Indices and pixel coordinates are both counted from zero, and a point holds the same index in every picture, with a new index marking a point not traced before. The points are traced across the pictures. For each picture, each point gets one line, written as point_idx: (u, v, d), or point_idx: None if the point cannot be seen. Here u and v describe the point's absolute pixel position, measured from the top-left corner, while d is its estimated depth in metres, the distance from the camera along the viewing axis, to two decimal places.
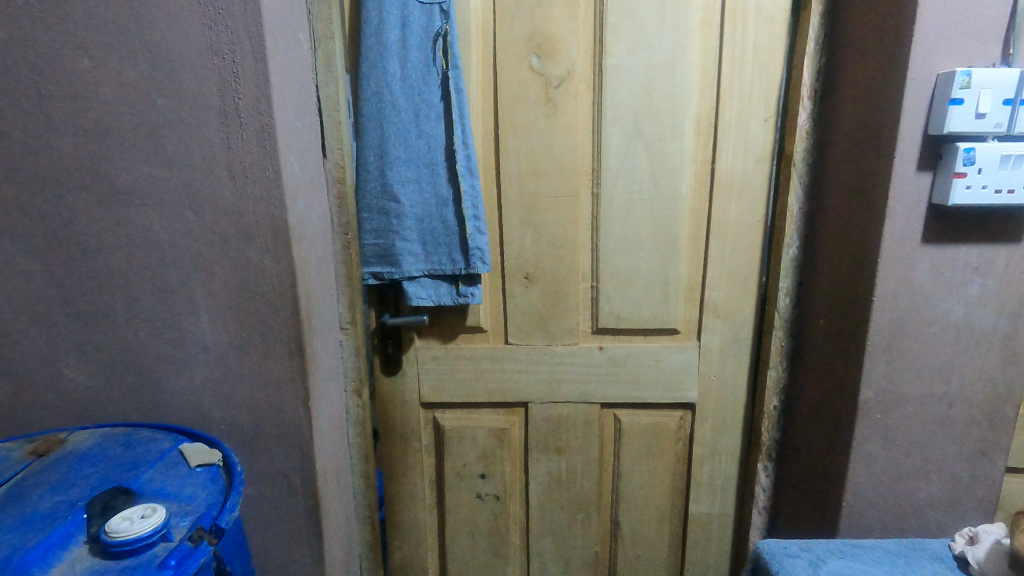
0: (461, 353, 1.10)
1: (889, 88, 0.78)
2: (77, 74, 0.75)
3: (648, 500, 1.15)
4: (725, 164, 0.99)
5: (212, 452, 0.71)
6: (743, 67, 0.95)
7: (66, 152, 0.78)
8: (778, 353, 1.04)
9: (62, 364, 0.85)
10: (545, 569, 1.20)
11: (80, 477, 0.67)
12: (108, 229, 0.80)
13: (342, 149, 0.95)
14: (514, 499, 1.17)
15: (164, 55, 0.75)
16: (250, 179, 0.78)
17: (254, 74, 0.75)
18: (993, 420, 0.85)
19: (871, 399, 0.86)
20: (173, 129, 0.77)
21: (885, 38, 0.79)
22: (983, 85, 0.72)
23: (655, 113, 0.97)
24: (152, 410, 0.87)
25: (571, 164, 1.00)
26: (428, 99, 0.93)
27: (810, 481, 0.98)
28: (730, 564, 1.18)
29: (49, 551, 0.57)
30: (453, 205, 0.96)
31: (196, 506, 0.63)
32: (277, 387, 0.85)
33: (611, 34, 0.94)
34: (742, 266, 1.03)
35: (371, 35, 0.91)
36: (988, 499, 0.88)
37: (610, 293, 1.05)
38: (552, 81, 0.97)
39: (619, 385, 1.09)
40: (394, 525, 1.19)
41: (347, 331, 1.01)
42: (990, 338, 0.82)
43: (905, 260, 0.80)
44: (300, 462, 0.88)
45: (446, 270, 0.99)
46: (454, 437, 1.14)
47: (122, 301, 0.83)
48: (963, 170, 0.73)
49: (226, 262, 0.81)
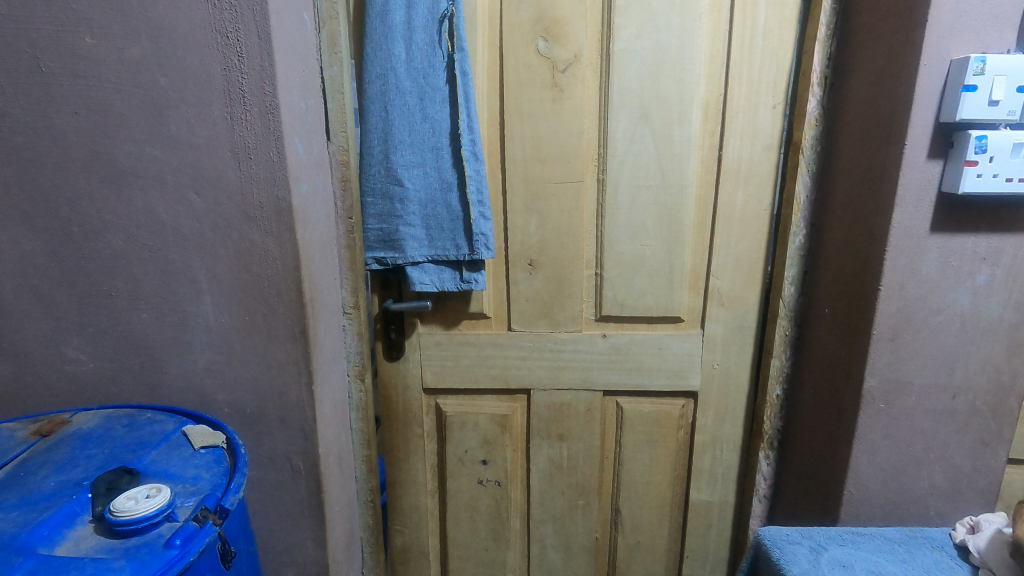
0: (464, 339, 1.09)
1: (902, 73, 0.77)
2: (79, 51, 0.74)
3: (649, 487, 1.16)
4: (733, 151, 0.98)
5: (215, 434, 0.71)
6: (752, 52, 0.94)
7: (67, 130, 0.77)
8: (783, 343, 1.04)
9: (65, 345, 0.85)
10: (545, 555, 1.21)
11: (85, 457, 0.67)
12: (110, 210, 0.80)
13: (346, 132, 0.94)
14: (515, 485, 1.18)
15: (166, 33, 0.74)
16: (254, 160, 0.77)
17: (258, 51, 0.74)
18: (997, 411, 0.85)
19: (874, 389, 0.86)
20: (176, 109, 0.76)
21: (898, 24, 0.78)
22: (998, 71, 0.71)
23: (663, 100, 0.96)
24: (157, 392, 0.87)
25: (577, 151, 0.99)
26: (433, 81, 0.92)
27: (812, 470, 0.99)
28: (729, 551, 1.19)
29: (54, 529, 0.57)
30: (458, 189, 0.95)
31: (200, 487, 0.63)
32: (280, 370, 0.86)
33: (619, 17, 0.93)
34: (748, 254, 1.03)
35: (375, 16, 0.90)
36: (989, 488, 0.88)
37: (614, 280, 1.04)
38: (559, 65, 0.96)
39: (622, 372, 1.09)
40: (396, 509, 1.20)
41: (350, 316, 1.00)
42: (996, 329, 0.81)
43: (913, 248, 0.80)
44: (303, 445, 0.88)
45: (450, 256, 0.98)
46: (456, 423, 1.14)
47: (124, 282, 0.83)
48: (975, 158, 0.73)
49: (227, 243, 0.81)
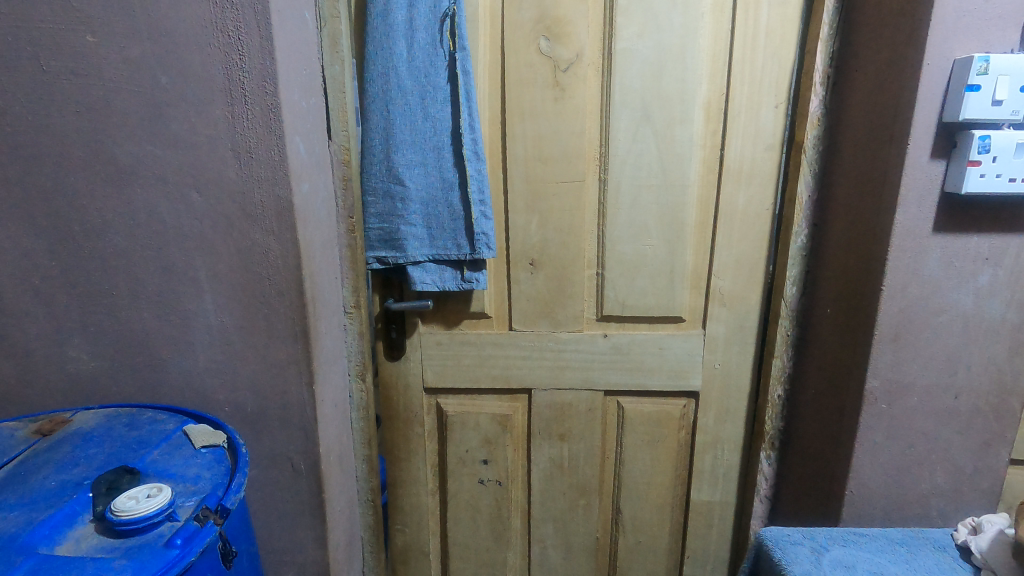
0: (465, 339, 1.09)
1: (905, 73, 0.77)
2: (80, 50, 0.74)
3: (650, 488, 1.16)
4: (735, 151, 0.98)
5: (216, 433, 0.71)
6: (754, 52, 0.94)
7: (68, 128, 0.77)
8: (784, 343, 1.03)
9: (66, 345, 0.85)
10: (546, 555, 1.21)
11: (85, 456, 0.67)
12: (111, 209, 0.79)
13: (348, 131, 0.94)
14: (515, 484, 1.18)
15: (168, 32, 0.73)
16: (255, 160, 0.77)
17: (260, 50, 0.74)
18: (999, 412, 0.85)
19: (876, 389, 0.85)
20: (177, 108, 0.76)
21: (902, 23, 0.77)
22: (1002, 71, 0.71)
23: (665, 99, 0.96)
24: (157, 392, 0.87)
25: (578, 150, 0.99)
26: (435, 80, 0.92)
27: (814, 470, 0.98)
28: (730, 551, 1.19)
29: (55, 529, 0.57)
30: (459, 189, 0.95)
31: (201, 486, 0.63)
32: (281, 370, 0.85)
33: (621, 16, 0.93)
34: (750, 254, 1.03)
35: (377, 15, 0.90)
36: (991, 489, 0.88)
37: (616, 280, 1.04)
38: (560, 65, 0.95)
39: (623, 372, 1.09)
40: (396, 509, 1.20)
41: (351, 316, 1.00)
42: (999, 329, 0.81)
43: (916, 248, 0.79)
44: (304, 444, 0.88)
45: (451, 256, 0.98)
46: (457, 423, 1.14)
47: (125, 282, 0.82)
48: (978, 158, 0.72)
49: (229, 242, 0.81)
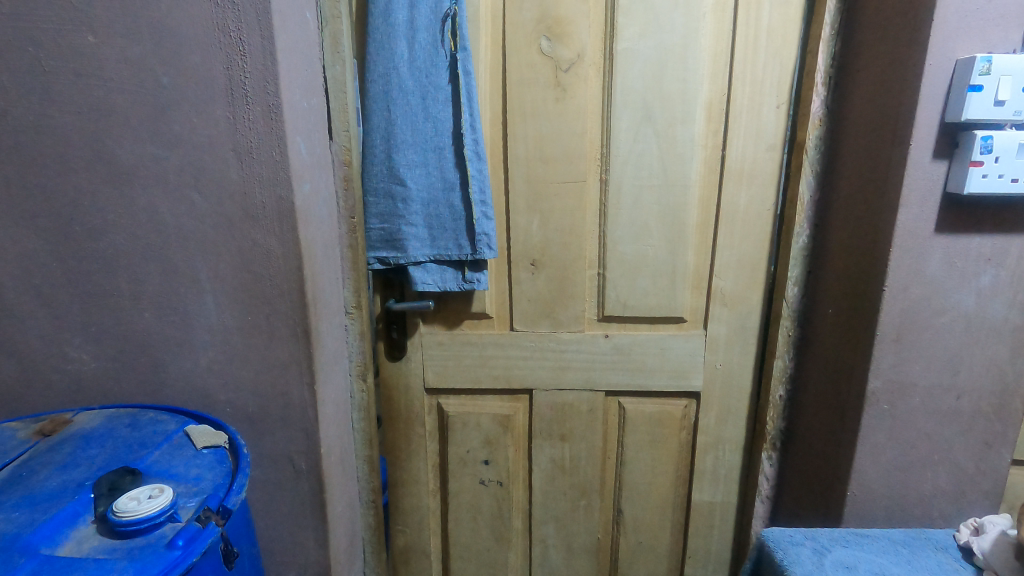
0: (466, 339, 1.09)
1: (907, 73, 0.77)
2: (81, 50, 0.74)
3: (651, 488, 1.16)
4: (736, 151, 0.98)
5: (217, 434, 0.71)
6: (755, 52, 0.93)
7: (69, 129, 0.77)
8: (786, 343, 1.03)
9: (67, 345, 0.85)
10: (547, 555, 1.21)
11: (87, 457, 0.67)
12: (112, 209, 0.79)
13: (348, 131, 0.94)
14: (516, 485, 1.18)
15: (169, 32, 0.73)
16: (256, 160, 0.77)
17: (261, 50, 0.74)
18: (1001, 413, 0.84)
19: (878, 390, 0.85)
20: (178, 108, 0.76)
21: (904, 23, 0.77)
22: (1005, 71, 0.70)
23: (666, 99, 0.95)
24: (158, 392, 0.87)
25: (579, 150, 0.99)
26: (436, 80, 0.91)
27: (815, 471, 0.98)
28: (731, 551, 1.19)
29: (56, 530, 0.57)
30: (460, 189, 0.95)
31: (202, 487, 0.63)
32: (282, 370, 0.85)
33: (622, 16, 0.93)
34: (751, 254, 1.03)
35: (378, 15, 0.90)
36: (993, 490, 0.88)
37: (617, 280, 1.04)
38: (562, 65, 0.95)
39: (624, 372, 1.09)
40: (397, 509, 1.20)
41: (353, 316, 1.00)
42: (1001, 330, 0.81)
43: (917, 248, 0.79)
44: (305, 444, 0.88)
45: (452, 256, 0.98)
46: (458, 423, 1.14)
47: (126, 282, 0.82)
48: (980, 158, 0.72)
49: (230, 243, 0.80)
